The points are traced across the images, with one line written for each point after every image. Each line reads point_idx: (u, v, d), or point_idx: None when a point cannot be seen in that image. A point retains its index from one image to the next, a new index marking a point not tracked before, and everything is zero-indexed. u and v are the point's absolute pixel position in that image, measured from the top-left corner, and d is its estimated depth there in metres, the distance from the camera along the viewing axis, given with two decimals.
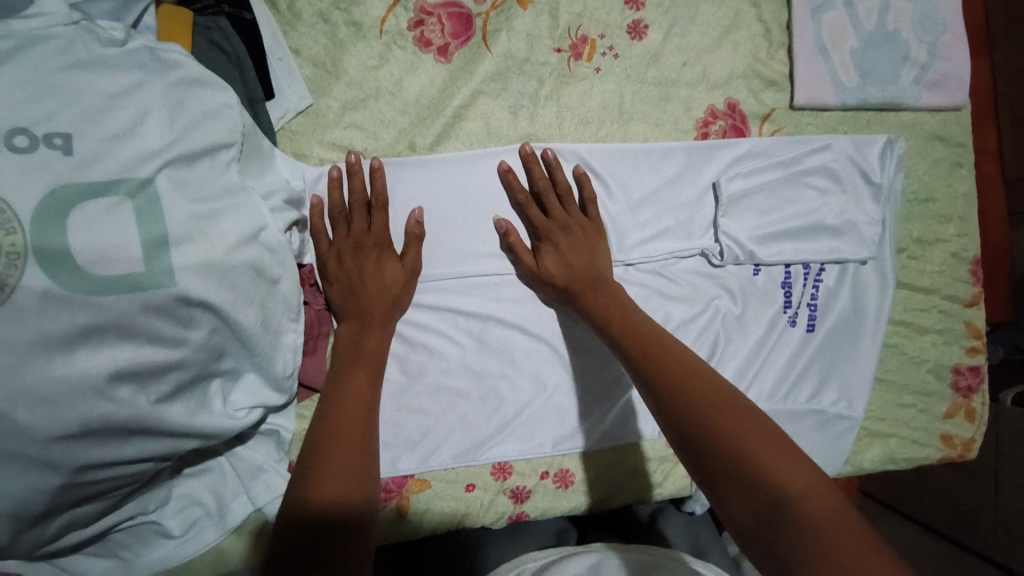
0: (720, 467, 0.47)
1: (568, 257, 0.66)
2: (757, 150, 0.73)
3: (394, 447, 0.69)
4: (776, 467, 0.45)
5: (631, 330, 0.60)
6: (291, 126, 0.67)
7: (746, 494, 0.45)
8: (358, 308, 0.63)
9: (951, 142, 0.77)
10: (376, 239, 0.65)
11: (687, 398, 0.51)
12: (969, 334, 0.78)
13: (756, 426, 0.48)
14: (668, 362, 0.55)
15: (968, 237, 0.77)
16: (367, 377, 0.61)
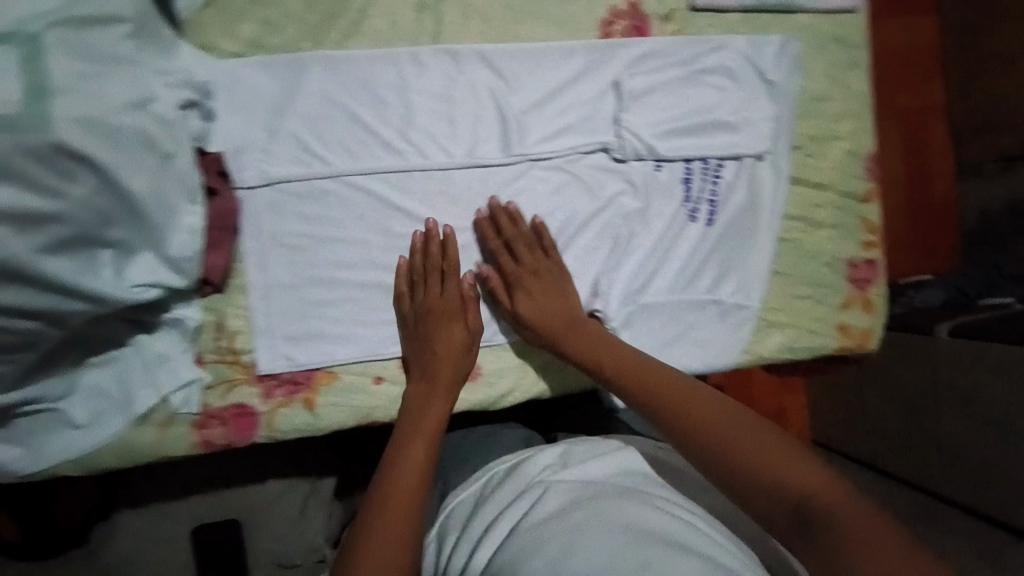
0: (769, 506, 0.48)
1: (540, 301, 0.72)
2: (657, 48, 0.76)
3: (309, 332, 0.73)
4: (838, 503, 0.45)
5: (638, 373, 0.62)
6: (196, 17, 0.68)
7: (822, 541, 0.44)
8: (429, 373, 0.70)
9: (848, 44, 0.80)
10: (445, 312, 0.71)
11: (728, 470, 0.50)
12: (864, 230, 0.82)
13: (762, 438, 0.51)
14: (714, 430, 0.53)
15: (863, 135, 0.81)
16: (430, 425, 0.66)
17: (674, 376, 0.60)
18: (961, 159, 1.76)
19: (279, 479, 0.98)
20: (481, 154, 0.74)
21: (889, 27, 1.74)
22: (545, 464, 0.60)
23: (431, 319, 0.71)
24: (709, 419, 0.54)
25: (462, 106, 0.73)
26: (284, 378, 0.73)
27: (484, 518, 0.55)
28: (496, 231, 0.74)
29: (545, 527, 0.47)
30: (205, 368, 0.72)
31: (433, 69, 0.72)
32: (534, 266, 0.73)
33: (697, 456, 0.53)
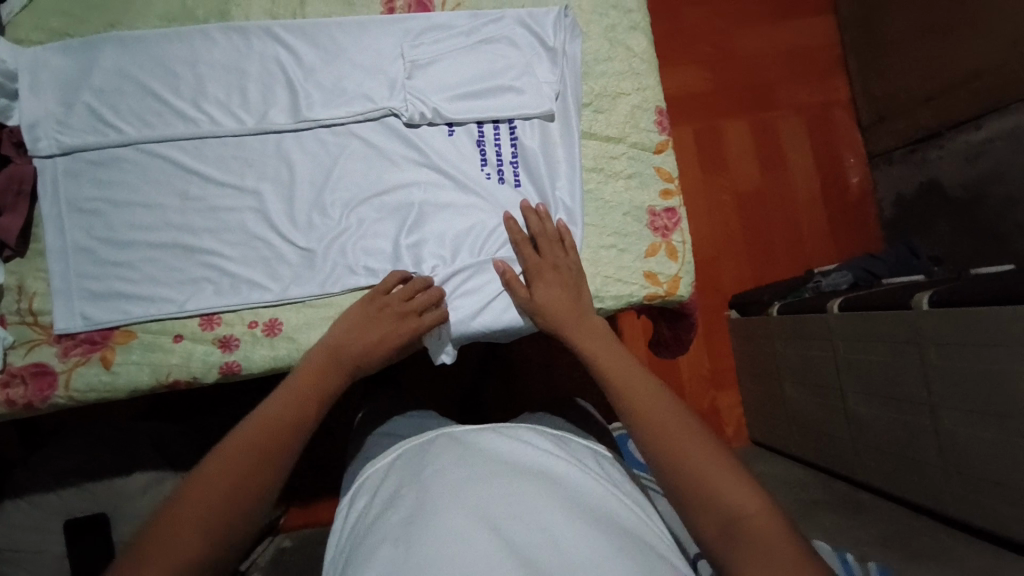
0: (690, 494, 0.56)
1: (553, 292, 0.75)
2: (437, 21, 0.82)
3: (106, 295, 0.75)
4: (715, 481, 0.56)
5: (614, 373, 0.68)
6: (15, 20, 0.77)
7: (712, 512, 0.54)
8: (338, 340, 0.71)
9: (623, 10, 0.86)
10: (364, 310, 0.74)
11: (659, 449, 0.59)
12: (661, 178, 0.85)
13: (702, 446, 0.59)
14: (637, 390, 0.65)
15: (647, 90, 0.86)
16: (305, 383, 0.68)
17: (615, 356, 0.70)
18: (871, 150, 1.79)
19: (146, 471, 0.94)
20: (271, 120, 0.79)
21: (781, 29, 1.82)
22: (462, 435, 0.64)
23: (359, 315, 0.73)
24: (637, 392, 0.65)
25: (252, 78, 0.79)
26: (81, 337, 0.75)
27: (380, 500, 0.59)
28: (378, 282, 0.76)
29: (456, 507, 0.51)
30: (8, 329, 0.74)
31: (220, 45, 0.78)
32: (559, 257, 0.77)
33: (639, 430, 0.62)
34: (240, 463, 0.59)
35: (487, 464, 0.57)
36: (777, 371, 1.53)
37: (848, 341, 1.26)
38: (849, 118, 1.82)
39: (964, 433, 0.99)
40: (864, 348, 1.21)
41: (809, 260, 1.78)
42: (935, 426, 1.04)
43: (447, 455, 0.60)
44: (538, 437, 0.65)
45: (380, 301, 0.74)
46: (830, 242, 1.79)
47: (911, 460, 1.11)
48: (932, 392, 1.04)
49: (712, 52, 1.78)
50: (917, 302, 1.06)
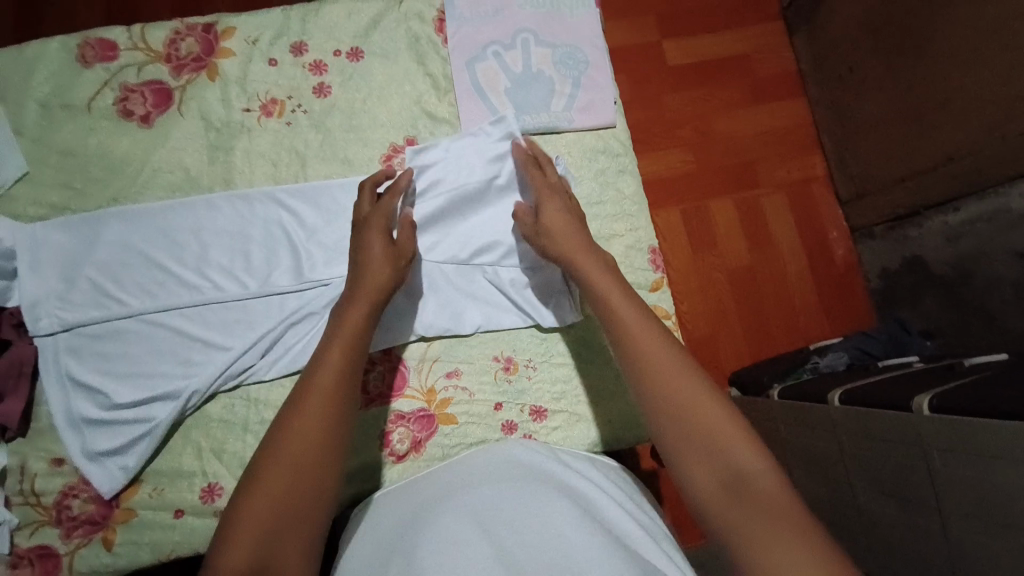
0: (696, 454, 0.57)
1: (566, 222, 0.76)
2: (433, 176, 0.85)
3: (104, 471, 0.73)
4: (721, 446, 0.57)
5: (633, 333, 0.65)
6: (10, 192, 0.78)
7: (710, 463, 0.56)
8: (351, 295, 0.70)
9: (611, 153, 0.89)
10: (349, 342, 0.67)
11: (673, 420, 0.59)
12: (657, 316, 0.85)
13: (705, 413, 0.59)
14: (655, 352, 0.63)
15: (640, 230, 0.88)
16: (323, 402, 0.62)
17: (642, 320, 0.66)
18: (852, 224, 1.53)
19: None
20: (275, 281, 0.80)
21: (759, 109, 1.58)
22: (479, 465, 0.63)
23: (343, 338, 0.67)
24: (652, 352, 0.63)
25: (256, 241, 0.81)
26: (80, 517, 0.72)
27: (394, 513, 0.60)
28: (370, 219, 0.75)
29: (459, 523, 0.52)
30: (14, 510, 0.72)
31: (225, 212, 0.80)
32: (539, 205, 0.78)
33: (658, 397, 0.61)
34: (315, 476, 0.58)
35: (489, 478, 0.60)
36: (780, 455, 1.21)
37: (829, 428, 1.03)
38: (827, 193, 1.58)
39: (963, 532, 0.77)
40: (871, 444, 0.93)
41: (814, 332, 1.51)
42: (945, 538, 0.79)
43: (489, 468, 0.62)
44: (544, 448, 0.68)
45: (374, 284, 0.71)
46: (828, 315, 1.52)
47: (919, 567, 0.85)
48: (939, 495, 0.80)
49: (696, 135, 1.54)
50: (916, 405, 0.83)
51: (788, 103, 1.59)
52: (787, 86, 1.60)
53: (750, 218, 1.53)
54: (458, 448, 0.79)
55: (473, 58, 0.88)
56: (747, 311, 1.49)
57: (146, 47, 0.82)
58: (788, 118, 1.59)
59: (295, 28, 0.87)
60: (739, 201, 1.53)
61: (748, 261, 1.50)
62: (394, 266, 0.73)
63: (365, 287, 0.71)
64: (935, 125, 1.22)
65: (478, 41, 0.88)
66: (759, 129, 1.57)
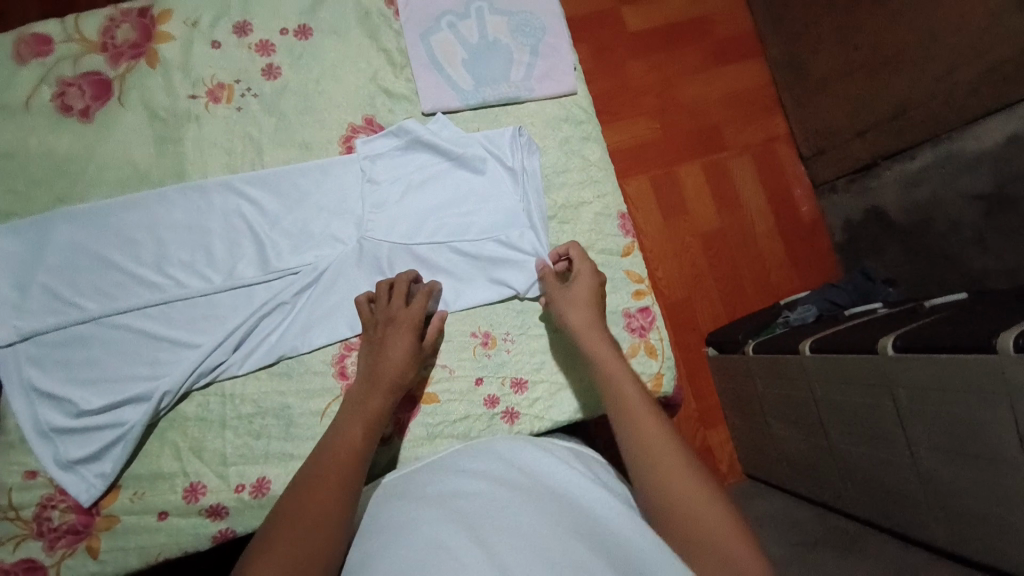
0: (691, 550, 0.53)
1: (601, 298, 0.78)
2: (396, 155, 0.83)
3: (82, 480, 0.71)
4: (700, 514, 0.54)
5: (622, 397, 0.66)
6: None
7: (691, 534, 0.53)
8: (374, 375, 0.71)
9: (574, 121, 0.89)
10: (368, 414, 0.68)
11: (656, 486, 0.58)
12: (631, 281, 0.87)
13: (686, 478, 0.57)
14: (639, 416, 0.64)
15: (608, 196, 0.88)
16: (347, 461, 0.63)
17: (639, 396, 0.66)
18: (815, 179, 1.54)
19: None
20: (240, 274, 0.78)
21: (719, 71, 1.57)
22: (459, 460, 0.62)
23: (362, 410, 0.68)
24: (638, 416, 0.64)
25: (216, 234, 0.78)
26: (62, 528, 0.70)
27: (383, 511, 0.58)
28: (395, 320, 0.74)
29: (449, 524, 0.51)
30: None
31: (181, 206, 0.78)
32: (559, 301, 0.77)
33: (647, 482, 0.58)
34: (322, 522, 0.56)
35: (477, 481, 0.58)
36: (759, 405, 1.25)
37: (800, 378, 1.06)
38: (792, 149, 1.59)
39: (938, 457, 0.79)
40: (840, 388, 0.96)
41: (785, 287, 1.54)
42: (914, 466, 0.84)
43: (475, 469, 0.60)
44: (530, 444, 0.66)
45: (389, 385, 0.70)
46: (794, 267, 1.55)
47: (892, 493, 0.90)
48: (906, 429, 0.84)
49: (659, 103, 1.54)
50: (881, 347, 0.85)
51: (749, 60, 1.59)
52: (745, 45, 1.60)
53: (716, 180, 1.54)
54: (442, 426, 0.79)
55: (427, 30, 0.86)
56: (719, 273, 1.51)
57: (81, 38, 0.78)
58: (750, 75, 1.59)
59: (237, 8, 0.83)
60: (705, 163, 1.54)
61: (717, 224, 1.52)
62: (410, 372, 0.72)
63: (381, 376, 0.71)
64: (889, 79, 1.26)
65: (431, 13, 0.86)
66: (722, 90, 1.57)
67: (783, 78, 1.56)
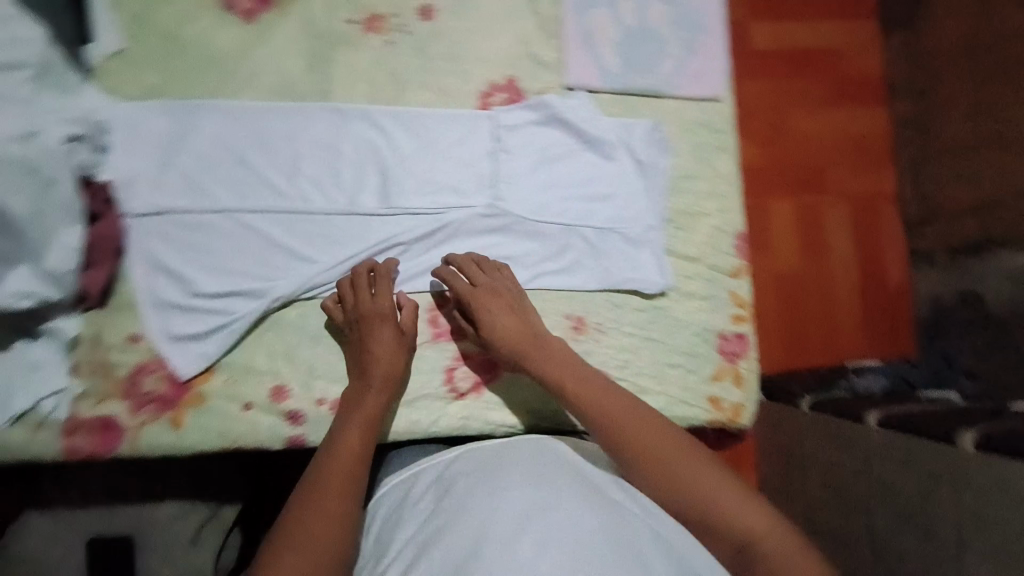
0: (726, 544, 0.58)
1: (500, 318, 0.74)
2: (532, 121, 0.81)
3: (189, 352, 0.75)
4: (726, 504, 0.59)
5: (614, 417, 0.66)
6: (104, 67, 0.74)
7: (720, 531, 0.59)
8: (364, 373, 0.72)
9: (713, 128, 0.83)
10: (368, 415, 0.70)
11: (672, 494, 0.61)
12: (733, 303, 0.83)
13: (703, 475, 0.61)
14: (634, 427, 0.65)
15: (729, 215, 0.83)
16: (349, 462, 0.66)
17: (628, 404, 0.67)
18: (912, 243, 1.46)
19: None
20: (362, 202, 0.79)
21: (836, 110, 1.49)
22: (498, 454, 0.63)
23: (363, 410, 0.70)
24: (640, 429, 0.65)
25: (347, 158, 0.79)
26: (153, 394, 0.75)
27: (417, 510, 0.60)
28: (364, 318, 0.74)
29: (492, 517, 0.52)
30: (79, 380, 0.74)
31: (320, 124, 0.79)
32: (483, 301, 0.75)
33: (666, 491, 0.61)
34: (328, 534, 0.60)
35: (509, 477, 0.58)
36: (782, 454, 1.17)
37: (845, 441, 0.95)
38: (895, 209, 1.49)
39: None
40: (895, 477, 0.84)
41: (852, 350, 1.46)
42: None
43: (515, 460, 0.61)
44: (552, 446, 0.66)
45: (383, 379, 0.72)
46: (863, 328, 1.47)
47: None
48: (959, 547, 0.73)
49: (770, 127, 1.46)
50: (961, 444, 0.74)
51: (876, 104, 1.50)
52: (868, 90, 1.50)
53: (809, 222, 1.46)
54: (516, 395, 0.80)
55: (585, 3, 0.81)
56: (790, 317, 1.43)
57: None
58: (874, 118, 1.49)
59: None
60: (803, 202, 1.46)
61: (800, 267, 1.45)
62: (404, 361, 0.74)
63: (380, 377, 0.72)
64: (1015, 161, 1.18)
65: None
66: (841, 129, 1.48)
67: (903, 133, 1.47)
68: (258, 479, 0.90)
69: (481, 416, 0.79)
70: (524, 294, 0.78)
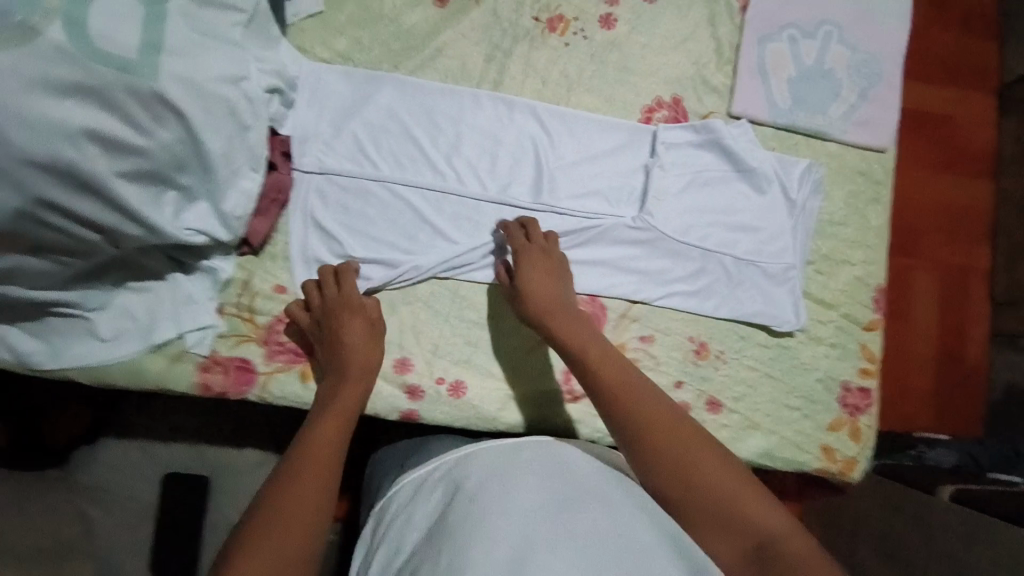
0: (733, 539, 0.52)
1: (542, 276, 0.72)
2: (692, 141, 0.82)
3: None
4: (738, 502, 0.53)
5: (620, 389, 0.61)
6: (300, 25, 0.78)
7: (727, 531, 0.53)
8: (343, 368, 0.69)
9: (870, 177, 0.85)
10: (345, 404, 0.65)
11: (681, 479, 0.55)
12: (862, 356, 0.83)
13: (709, 460, 0.55)
14: (641, 402, 0.59)
15: (874, 266, 0.84)
16: (332, 441, 0.61)
17: (638, 378, 0.62)
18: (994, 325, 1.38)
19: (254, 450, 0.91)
20: (512, 194, 0.80)
21: (947, 178, 1.39)
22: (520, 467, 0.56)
23: (342, 403, 0.65)
24: (650, 409, 0.59)
25: (505, 148, 0.80)
26: (286, 346, 0.79)
27: (428, 510, 0.55)
28: (337, 310, 0.72)
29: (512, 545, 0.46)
30: (223, 318, 0.78)
31: (487, 112, 0.80)
32: (530, 258, 0.74)
33: (670, 479, 0.55)
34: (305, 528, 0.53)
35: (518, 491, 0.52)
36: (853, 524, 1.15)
37: (946, 527, 0.96)
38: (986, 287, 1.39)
39: None
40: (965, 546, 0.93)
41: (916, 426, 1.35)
42: None
43: (530, 474, 0.54)
44: (565, 452, 0.59)
45: (360, 369, 0.69)
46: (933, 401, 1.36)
47: None
48: None
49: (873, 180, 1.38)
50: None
51: (986, 174, 1.41)
52: (983, 162, 1.41)
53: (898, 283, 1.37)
54: None
55: (767, 35, 0.83)
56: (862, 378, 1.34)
57: None
58: (982, 186, 1.40)
59: None
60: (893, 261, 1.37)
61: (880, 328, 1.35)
62: (377, 355, 0.71)
63: (354, 367, 0.69)
64: None
65: (779, 19, 0.83)
66: (948, 195, 1.39)
67: (1005, 211, 1.38)
68: None
69: (589, 424, 0.80)
70: (562, 258, 0.76)
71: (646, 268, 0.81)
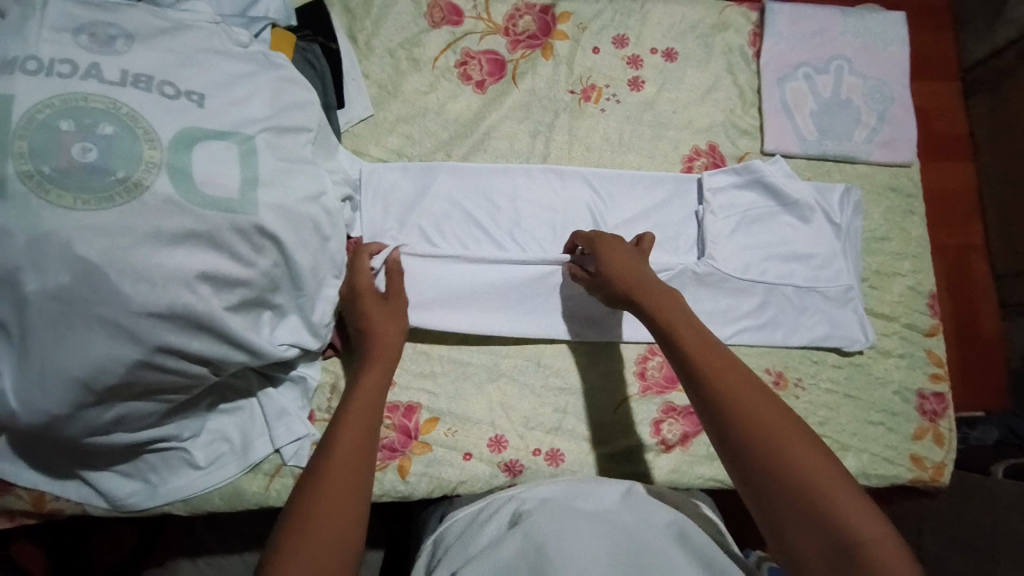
0: (812, 540, 0.50)
1: (619, 272, 0.71)
2: (734, 182, 0.86)
3: (419, 392, 0.79)
4: (833, 504, 0.50)
5: (720, 372, 0.60)
6: (354, 130, 0.83)
7: (810, 528, 0.50)
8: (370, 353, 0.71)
9: (902, 192, 0.91)
10: (361, 418, 0.65)
11: (765, 464, 0.54)
12: (931, 361, 0.87)
13: (809, 453, 0.53)
14: (736, 389, 0.58)
15: (922, 274, 0.89)
16: (352, 453, 0.63)
17: (737, 367, 0.61)
18: (1005, 298, 1.29)
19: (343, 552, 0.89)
20: None
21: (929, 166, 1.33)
22: (550, 499, 0.65)
23: (355, 410, 0.66)
24: (748, 398, 0.58)
25: (562, 215, 0.84)
26: (382, 443, 0.76)
27: (481, 536, 0.63)
28: (368, 293, 0.73)
29: (531, 544, 0.57)
30: (316, 426, 0.79)
31: (540, 184, 0.84)
32: (610, 253, 0.73)
33: (763, 464, 0.54)
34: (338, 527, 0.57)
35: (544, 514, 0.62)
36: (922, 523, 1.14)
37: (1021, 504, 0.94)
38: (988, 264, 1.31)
39: None
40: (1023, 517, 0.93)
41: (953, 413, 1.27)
42: None
43: (553, 501, 0.65)
44: (573, 487, 0.68)
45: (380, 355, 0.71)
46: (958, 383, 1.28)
47: None
48: None
49: None
50: None
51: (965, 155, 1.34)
52: (958, 146, 1.34)
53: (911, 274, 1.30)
54: None
55: (783, 76, 0.90)
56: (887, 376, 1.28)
57: (488, 19, 0.87)
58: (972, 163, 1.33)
59: (619, 22, 0.90)
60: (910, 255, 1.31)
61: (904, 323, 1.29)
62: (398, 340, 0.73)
63: (371, 377, 0.69)
64: None
65: (791, 60, 0.90)
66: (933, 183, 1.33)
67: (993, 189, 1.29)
68: (403, 530, 0.97)
69: (687, 470, 0.81)
70: (642, 254, 0.75)
71: (715, 310, 0.84)
